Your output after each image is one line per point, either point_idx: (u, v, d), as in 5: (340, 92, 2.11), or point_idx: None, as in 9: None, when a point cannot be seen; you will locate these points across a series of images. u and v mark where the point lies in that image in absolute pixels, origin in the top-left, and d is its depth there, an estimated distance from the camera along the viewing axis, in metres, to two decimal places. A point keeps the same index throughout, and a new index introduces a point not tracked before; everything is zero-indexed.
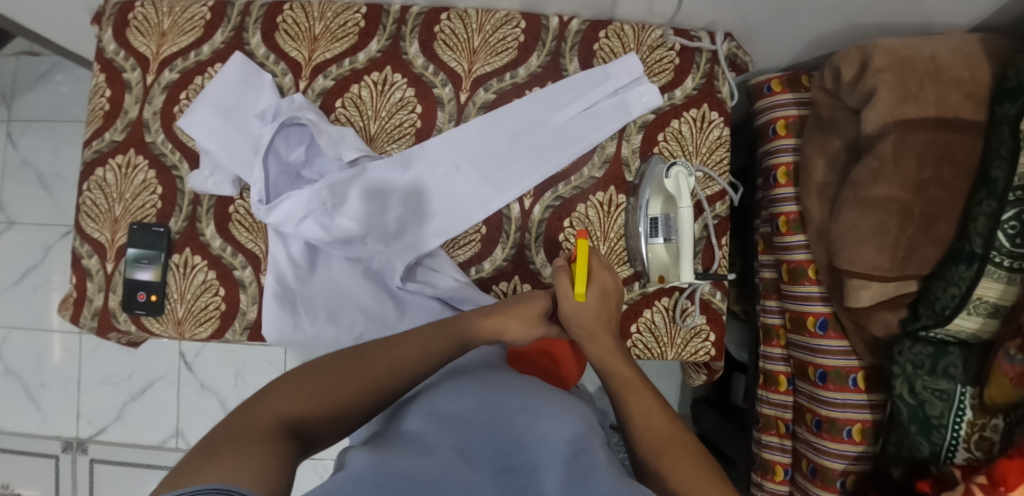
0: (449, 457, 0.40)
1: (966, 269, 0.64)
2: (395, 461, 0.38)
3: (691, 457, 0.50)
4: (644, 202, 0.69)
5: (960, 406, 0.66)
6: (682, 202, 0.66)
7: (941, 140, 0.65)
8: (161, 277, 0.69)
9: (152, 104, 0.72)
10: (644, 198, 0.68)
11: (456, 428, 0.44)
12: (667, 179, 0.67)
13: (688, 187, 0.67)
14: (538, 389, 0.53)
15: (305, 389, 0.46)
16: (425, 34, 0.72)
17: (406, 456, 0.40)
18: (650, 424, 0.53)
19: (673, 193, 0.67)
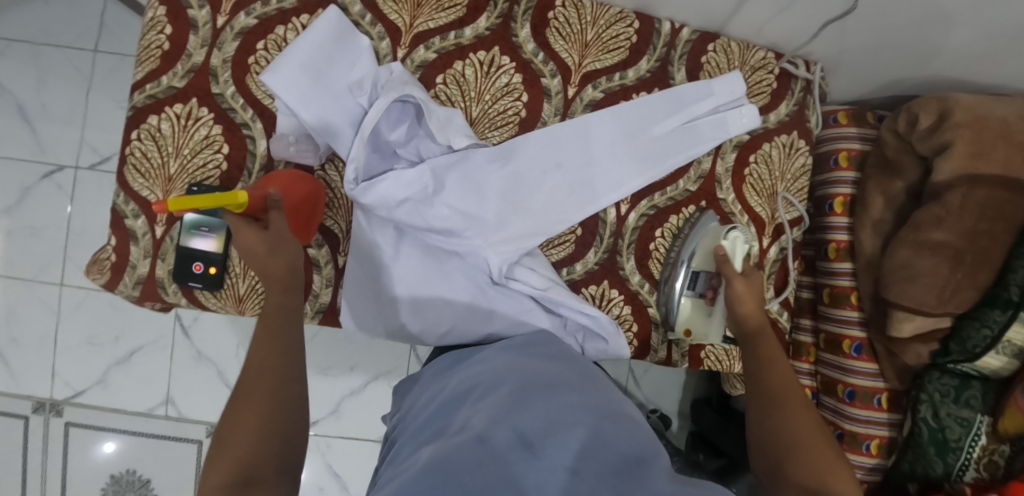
0: (504, 450, 0.38)
1: (1001, 314, 0.72)
2: (446, 455, 0.37)
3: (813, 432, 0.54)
4: (691, 253, 0.69)
5: (977, 432, 0.75)
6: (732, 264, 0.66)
7: (999, 198, 0.70)
8: (223, 249, 0.61)
9: (221, 50, 0.63)
10: (691, 248, 0.69)
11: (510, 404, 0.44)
12: (723, 239, 0.67)
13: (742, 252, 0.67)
14: (593, 385, 0.51)
15: (233, 432, 0.42)
16: (537, 19, 0.68)
17: (460, 448, 0.38)
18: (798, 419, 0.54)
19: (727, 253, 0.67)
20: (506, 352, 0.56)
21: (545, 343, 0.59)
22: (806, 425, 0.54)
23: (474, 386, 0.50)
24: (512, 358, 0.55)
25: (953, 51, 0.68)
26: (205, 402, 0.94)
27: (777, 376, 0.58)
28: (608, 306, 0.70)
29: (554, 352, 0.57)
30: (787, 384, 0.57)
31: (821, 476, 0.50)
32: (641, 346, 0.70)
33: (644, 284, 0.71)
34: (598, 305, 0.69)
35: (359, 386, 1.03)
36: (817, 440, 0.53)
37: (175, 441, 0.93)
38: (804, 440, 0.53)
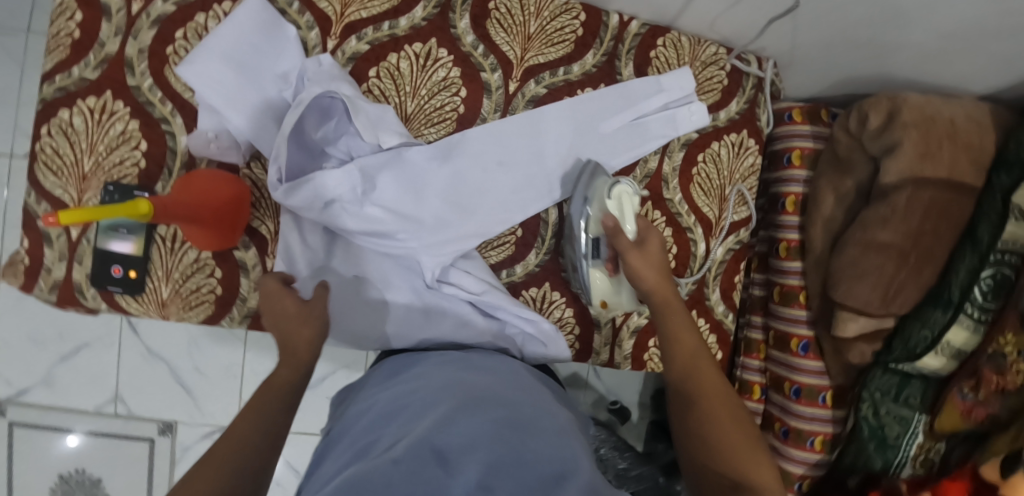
0: (419, 463, 0.37)
1: (942, 315, 0.72)
2: (360, 474, 0.35)
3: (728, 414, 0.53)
4: (584, 220, 0.63)
5: (914, 430, 0.76)
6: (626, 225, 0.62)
7: (943, 199, 0.70)
8: (143, 251, 0.59)
9: (137, 39, 0.59)
10: (585, 213, 0.63)
11: (438, 421, 0.43)
12: (609, 199, 0.62)
13: (631, 210, 0.62)
14: (531, 400, 0.50)
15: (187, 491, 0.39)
16: (476, 9, 0.65)
17: (374, 467, 0.36)
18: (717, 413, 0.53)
19: (615, 215, 0.62)
20: (442, 367, 0.55)
21: (490, 365, 0.57)
22: (720, 420, 0.53)
23: (405, 404, 0.48)
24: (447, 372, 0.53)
25: (905, 49, 0.66)
26: (154, 399, 0.92)
27: (692, 370, 0.56)
28: (550, 309, 0.68)
29: (492, 369, 0.56)
30: (705, 381, 0.55)
31: (739, 469, 0.50)
32: (582, 348, 0.69)
33: None
34: (539, 307, 0.68)
35: (316, 381, 1.01)
36: (733, 431, 0.52)
37: (124, 438, 0.91)
38: (721, 436, 0.51)
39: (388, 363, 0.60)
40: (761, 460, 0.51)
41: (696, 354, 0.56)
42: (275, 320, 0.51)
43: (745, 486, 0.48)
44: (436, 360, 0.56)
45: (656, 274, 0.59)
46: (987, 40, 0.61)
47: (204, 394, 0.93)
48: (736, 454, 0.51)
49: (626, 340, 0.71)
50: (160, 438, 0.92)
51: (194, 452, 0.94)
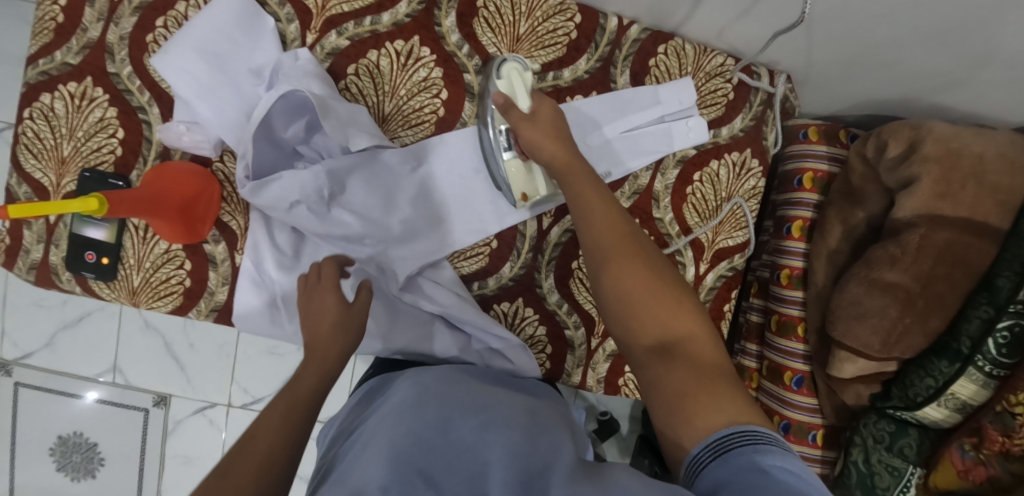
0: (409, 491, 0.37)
1: (948, 365, 0.66)
2: None
3: (641, 265, 0.48)
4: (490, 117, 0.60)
5: (906, 484, 0.71)
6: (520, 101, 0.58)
7: (961, 241, 0.65)
8: (115, 239, 0.59)
9: (118, 25, 0.59)
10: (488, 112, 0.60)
11: (412, 438, 0.42)
12: (498, 80, 0.59)
13: (521, 82, 0.59)
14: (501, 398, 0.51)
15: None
16: (464, 6, 0.62)
17: None
18: (625, 270, 0.48)
19: (507, 93, 0.58)
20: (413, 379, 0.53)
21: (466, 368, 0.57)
22: (635, 275, 0.48)
23: (377, 423, 0.47)
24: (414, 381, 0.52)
25: (933, 73, 0.63)
26: (149, 370, 0.95)
27: (598, 228, 0.50)
28: (520, 324, 0.66)
29: (463, 376, 0.54)
30: (614, 236, 0.50)
31: (663, 325, 0.46)
32: (553, 368, 0.67)
33: (563, 304, 0.66)
34: (508, 323, 0.66)
35: None
36: (651, 286, 0.47)
37: (119, 406, 0.95)
38: (639, 293, 0.47)
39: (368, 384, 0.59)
40: (685, 310, 0.47)
41: (598, 211, 0.51)
42: (313, 312, 0.52)
43: (671, 346, 0.45)
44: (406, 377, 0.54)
45: (556, 145, 0.55)
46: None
47: (197, 368, 0.96)
48: (658, 309, 0.47)
49: (600, 363, 0.68)
50: (154, 408, 0.96)
51: (186, 424, 0.97)
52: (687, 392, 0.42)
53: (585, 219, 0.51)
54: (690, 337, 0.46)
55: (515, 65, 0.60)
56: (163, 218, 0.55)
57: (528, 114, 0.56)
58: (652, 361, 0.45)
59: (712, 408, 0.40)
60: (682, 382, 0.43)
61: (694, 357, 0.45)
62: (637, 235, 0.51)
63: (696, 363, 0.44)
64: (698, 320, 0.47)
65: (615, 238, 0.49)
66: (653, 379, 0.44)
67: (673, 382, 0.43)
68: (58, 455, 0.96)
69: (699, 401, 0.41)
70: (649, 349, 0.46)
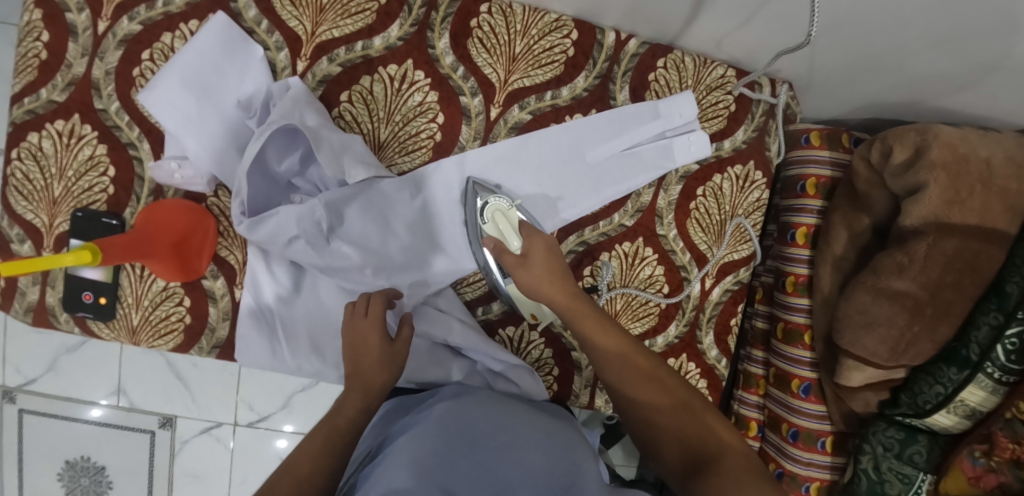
0: None
1: (957, 373, 0.66)
2: None
3: (644, 370, 0.53)
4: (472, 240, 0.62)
5: (918, 489, 0.71)
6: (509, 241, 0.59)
7: (970, 249, 0.64)
8: (112, 279, 0.58)
9: (104, 60, 0.57)
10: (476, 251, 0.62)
11: (438, 471, 0.40)
12: (485, 224, 0.60)
13: (508, 224, 0.59)
14: (524, 415, 0.50)
15: None
16: (458, 27, 0.60)
17: None
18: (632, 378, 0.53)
19: (495, 236, 0.59)
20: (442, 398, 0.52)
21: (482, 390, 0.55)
22: (643, 386, 0.53)
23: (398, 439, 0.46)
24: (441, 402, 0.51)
25: (938, 79, 0.62)
26: (153, 393, 0.95)
27: (609, 344, 0.54)
28: (524, 348, 0.65)
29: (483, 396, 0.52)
30: (632, 375, 0.53)
31: (694, 443, 0.50)
32: (560, 390, 0.66)
33: (569, 325, 0.66)
34: (513, 347, 0.65)
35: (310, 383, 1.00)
36: (677, 410, 0.51)
37: (125, 430, 0.95)
38: (670, 419, 0.51)
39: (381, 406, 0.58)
40: (715, 424, 0.51)
41: (602, 328, 0.54)
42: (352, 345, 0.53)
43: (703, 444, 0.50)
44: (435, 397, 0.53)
45: (556, 285, 0.55)
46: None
47: (201, 389, 0.96)
48: (684, 433, 0.51)
49: None
50: (161, 430, 0.96)
51: (193, 445, 0.97)
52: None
53: (603, 360, 0.54)
54: (726, 453, 0.48)
55: (499, 202, 0.60)
56: (158, 257, 0.55)
57: (522, 256, 0.57)
58: (688, 483, 0.48)
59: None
60: (716, 492, 0.44)
61: (730, 467, 0.46)
62: (656, 364, 0.54)
63: (732, 471, 0.46)
64: (732, 437, 0.50)
65: (636, 374, 0.53)
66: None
67: (710, 494, 0.44)
68: (67, 480, 0.97)
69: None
70: (686, 469, 0.49)
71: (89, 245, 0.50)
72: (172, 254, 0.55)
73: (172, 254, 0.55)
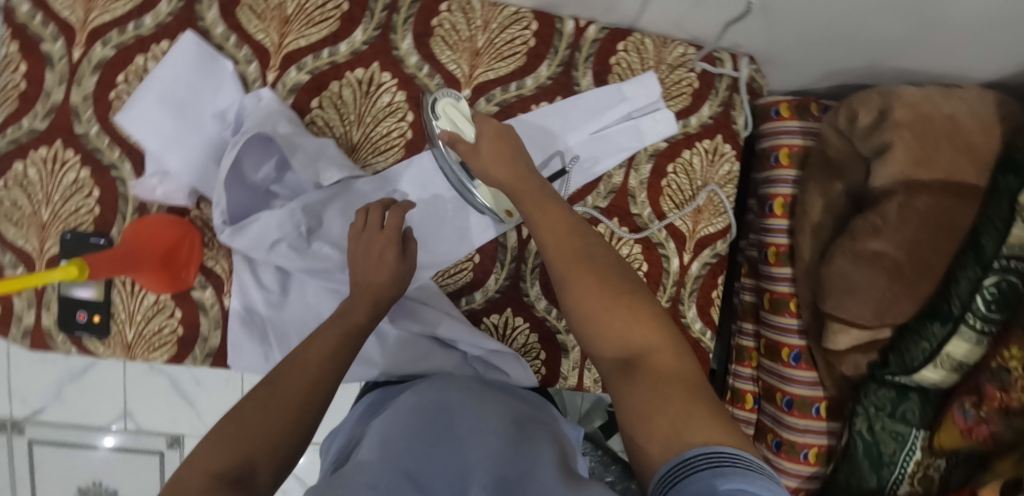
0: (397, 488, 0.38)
1: (940, 328, 0.68)
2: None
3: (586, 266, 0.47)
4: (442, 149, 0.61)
5: (912, 447, 0.71)
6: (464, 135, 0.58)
7: (942, 205, 0.65)
8: (104, 296, 0.60)
9: (81, 86, 0.60)
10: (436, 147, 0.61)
11: (409, 457, 0.42)
12: (439, 120, 0.60)
13: (461, 115, 0.59)
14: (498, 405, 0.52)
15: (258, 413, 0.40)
16: (420, 27, 0.62)
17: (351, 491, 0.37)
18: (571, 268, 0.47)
19: (450, 129, 0.59)
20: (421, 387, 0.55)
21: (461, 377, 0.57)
22: (581, 278, 0.47)
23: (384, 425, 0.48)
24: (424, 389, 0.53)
25: (893, 40, 0.63)
26: (159, 413, 0.96)
27: (552, 237, 0.49)
28: (510, 335, 0.66)
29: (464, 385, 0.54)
30: (565, 251, 0.48)
31: (623, 339, 0.44)
32: (548, 374, 0.67)
33: (552, 309, 0.67)
34: (499, 334, 0.66)
35: None
36: (608, 300, 0.45)
37: (135, 451, 0.97)
38: (597, 301, 0.46)
39: (372, 395, 0.59)
40: (641, 318, 0.45)
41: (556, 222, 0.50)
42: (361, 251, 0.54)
43: (634, 357, 0.44)
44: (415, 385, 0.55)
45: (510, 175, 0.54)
46: (1003, 28, 0.57)
47: (205, 406, 0.97)
48: (614, 320, 0.45)
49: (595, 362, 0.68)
50: (169, 450, 0.97)
51: None
52: (644, 411, 0.40)
53: (542, 234, 0.50)
54: (655, 349, 0.44)
55: (448, 100, 0.60)
56: (147, 270, 0.56)
57: (471, 144, 0.57)
58: (617, 377, 0.43)
59: (660, 415, 0.39)
60: (641, 399, 0.40)
61: (655, 372, 0.42)
62: (590, 244, 0.49)
63: (661, 380, 0.42)
64: (659, 333, 0.45)
65: (567, 254, 0.48)
66: (619, 397, 0.42)
67: (634, 401, 0.41)
68: None
69: (658, 419, 0.39)
70: (614, 364, 0.44)
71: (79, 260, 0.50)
72: (160, 267, 0.56)
73: (160, 267, 0.56)
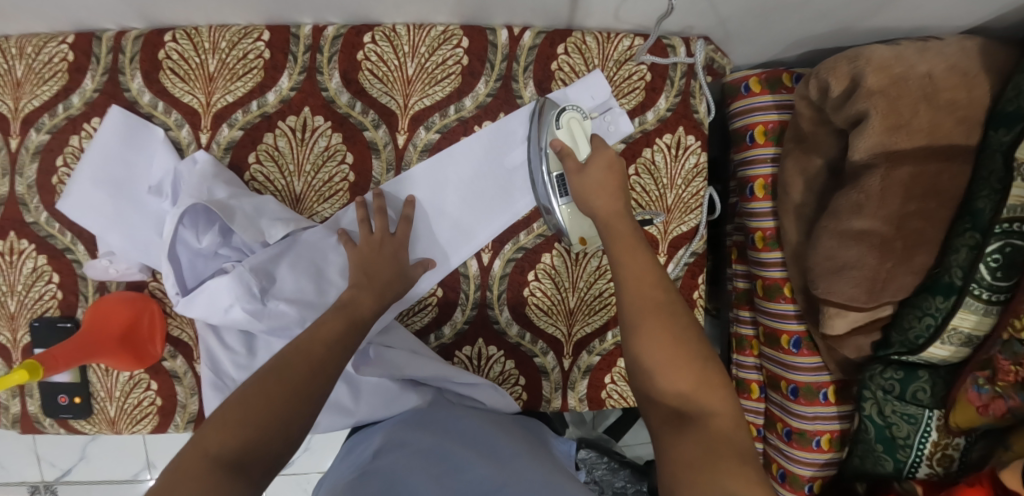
0: None
1: (943, 301, 0.62)
2: None
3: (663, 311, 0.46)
4: (547, 158, 0.61)
5: (926, 429, 0.67)
6: (579, 152, 0.59)
7: (928, 171, 0.61)
8: (81, 378, 0.61)
9: (23, 175, 0.59)
10: (545, 156, 0.61)
11: None
12: (558, 129, 0.60)
13: (582, 132, 0.59)
14: (488, 435, 0.53)
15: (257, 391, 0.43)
16: (346, 64, 0.60)
17: None
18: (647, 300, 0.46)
19: (566, 141, 0.59)
20: (418, 426, 0.54)
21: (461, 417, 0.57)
22: (659, 323, 0.45)
23: (384, 470, 0.46)
24: (427, 434, 0.52)
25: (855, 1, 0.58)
26: None
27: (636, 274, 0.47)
28: (486, 363, 0.65)
29: (430, 428, 0.54)
30: (648, 300, 0.46)
31: (686, 395, 0.43)
32: (530, 399, 0.66)
33: (525, 334, 0.65)
34: (474, 365, 0.65)
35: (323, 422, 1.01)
36: (674, 347, 0.44)
37: None
38: (669, 359, 0.43)
39: (349, 441, 0.60)
40: (712, 379, 0.43)
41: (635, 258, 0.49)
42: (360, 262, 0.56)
43: (696, 418, 0.42)
44: (409, 423, 0.55)
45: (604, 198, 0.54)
46: None
47: None
48: (681, 378, 0.43)
49: (578, 382, 0.67)
50: None
51: None
52: (694, 465, 0.38)
53: (624, 265, 0.48)
54: (713, 416, 0.42)
55: (573, 112, 0.60)
56: (109, 353, 0.58)
57: (580, 166, 0.56)
58: (667, 429, 0.42)
59: (715, 474, 0.37)
60: (693, 451, 0.39)
61: (714, 433, 0.40)
62: (670, 298, 0.47)
63: (714, 439, 0.40)
64: (723, 395, 0.43)
65: (646, 302, 0.45)
66: (666, 451, 0.40)
67: (687, 456, 0.39)
68: None
69: (701, 475, 0.37)
70: (668, 420, 0.42)
71: (29, 362, 0.53)
72: (120, 348, 0.58)
73: (119, 348, 0.58)
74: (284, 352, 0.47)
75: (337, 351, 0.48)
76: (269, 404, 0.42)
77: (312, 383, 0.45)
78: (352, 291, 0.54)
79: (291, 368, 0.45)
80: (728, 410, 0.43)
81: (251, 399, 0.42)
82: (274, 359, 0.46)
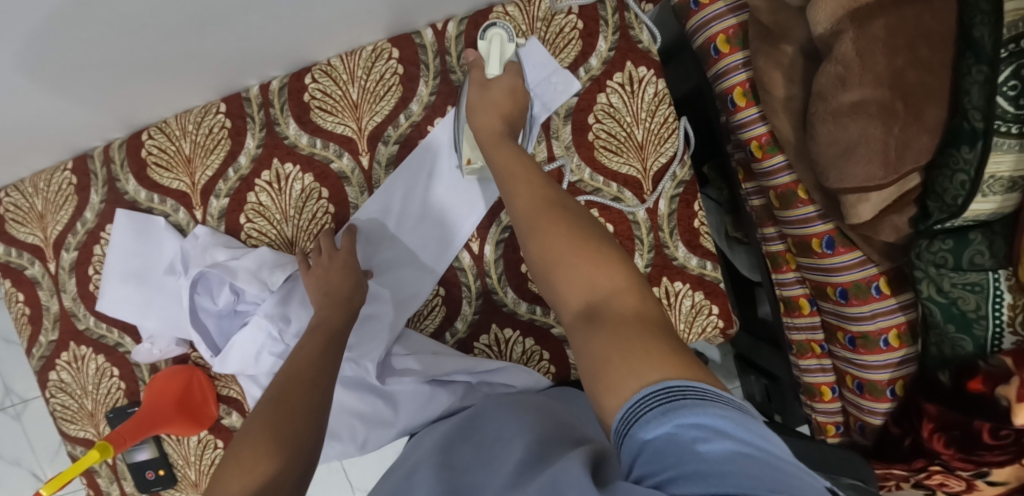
0: None
1: (971, 151, 0.56)
2: None
3: (543, 205, 0.46)
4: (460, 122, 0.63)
5: (997, 294, 0.59)
6: (491, 69, 0.61)
7: (903, 18, 0.56)
8: (159, 452, 0.67)
9: (67, 291, 0.68)
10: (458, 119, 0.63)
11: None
12: (483, 41, 0.62)
13: (501, 52, 0.62)
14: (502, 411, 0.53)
15: (260, 429, 0.45)
16: (297, 108, 0.64)
17: None
18: (527, 202, 0.47)
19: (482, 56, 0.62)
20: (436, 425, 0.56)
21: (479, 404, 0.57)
22: (549, 221, 0.44)
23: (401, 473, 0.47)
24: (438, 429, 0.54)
25: None
26: None
27: (521, 197, 0.47)
28: (506, 349, 0.66)
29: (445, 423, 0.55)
30: (536, 208, 0.46)
31: (587, 281, 0.40)
32: (559, 370, 0.66)
33: (535, 308, 0.66)
34: (496, 352, 0.66)
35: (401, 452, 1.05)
36: (575, 243, 0.42)
37: None
38: (564, 249, 0.42)
39: None
40: (611, 261, 0.41)
41: (514, 191, 0.48)
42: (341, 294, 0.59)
43: (597, 301, 0.39)
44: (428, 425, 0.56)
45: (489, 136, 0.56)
46: None
47: None
48: (580, 264, 0.41)
49: None
50: None
51: None
52: (608, 359, 0.33)
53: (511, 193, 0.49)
54: (618, 293, 0.39)
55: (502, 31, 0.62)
56: (163, 421, 0.63)
57: (485, 81, 0.60)
58: (581, 325, 0.37)
59: (624, 363, 0.33)
60: (603, 347, 0.34)
61: (617, 316, 0.37)
62: (558, 199, 0.47)
63: (619, 322, 0.36)
64: (627, 273, 0.40)
65: (537, 206, 0.45)
66: (577, 345, 0.37)
67: (596, 346, 0.35)
68: None
69: (617, 365, 0.33)
70: (578, 310, 0.39)
71: (101, 442, 0.61)
72: (172, 415, 0.63)
73: (171, 415, 0.63)
74: (270, 391, 0.49)
75: (321, 367, 0.51)
76: (280, 437, 0.44)
77: (314, 403, 0.47)
78: (321, 313, 0.58)
79: (288, 397, 0.47)
80: (640, 287, 0.40)
81: (260, 436, 0.44)
82: (269, 394, 0.49)
